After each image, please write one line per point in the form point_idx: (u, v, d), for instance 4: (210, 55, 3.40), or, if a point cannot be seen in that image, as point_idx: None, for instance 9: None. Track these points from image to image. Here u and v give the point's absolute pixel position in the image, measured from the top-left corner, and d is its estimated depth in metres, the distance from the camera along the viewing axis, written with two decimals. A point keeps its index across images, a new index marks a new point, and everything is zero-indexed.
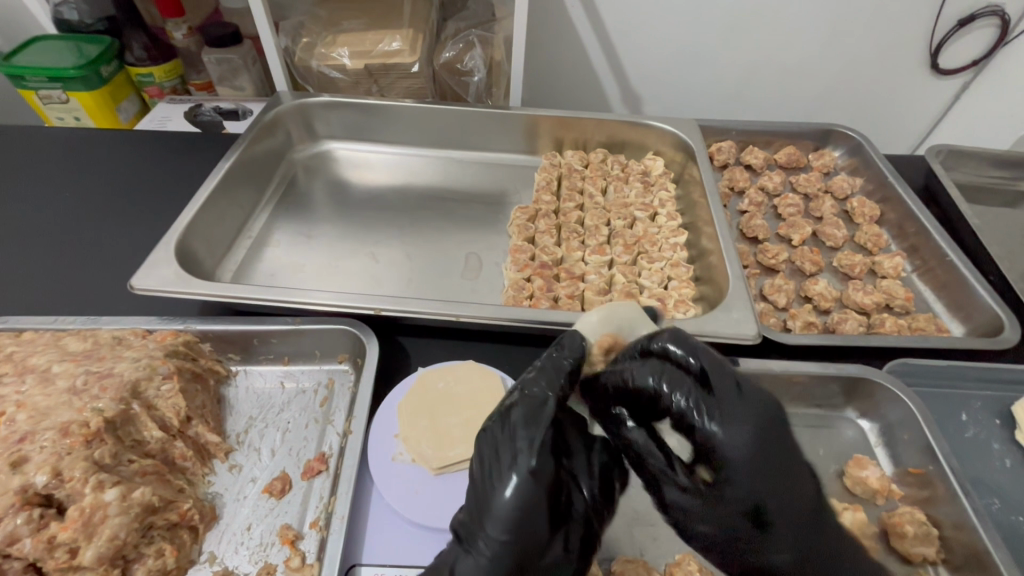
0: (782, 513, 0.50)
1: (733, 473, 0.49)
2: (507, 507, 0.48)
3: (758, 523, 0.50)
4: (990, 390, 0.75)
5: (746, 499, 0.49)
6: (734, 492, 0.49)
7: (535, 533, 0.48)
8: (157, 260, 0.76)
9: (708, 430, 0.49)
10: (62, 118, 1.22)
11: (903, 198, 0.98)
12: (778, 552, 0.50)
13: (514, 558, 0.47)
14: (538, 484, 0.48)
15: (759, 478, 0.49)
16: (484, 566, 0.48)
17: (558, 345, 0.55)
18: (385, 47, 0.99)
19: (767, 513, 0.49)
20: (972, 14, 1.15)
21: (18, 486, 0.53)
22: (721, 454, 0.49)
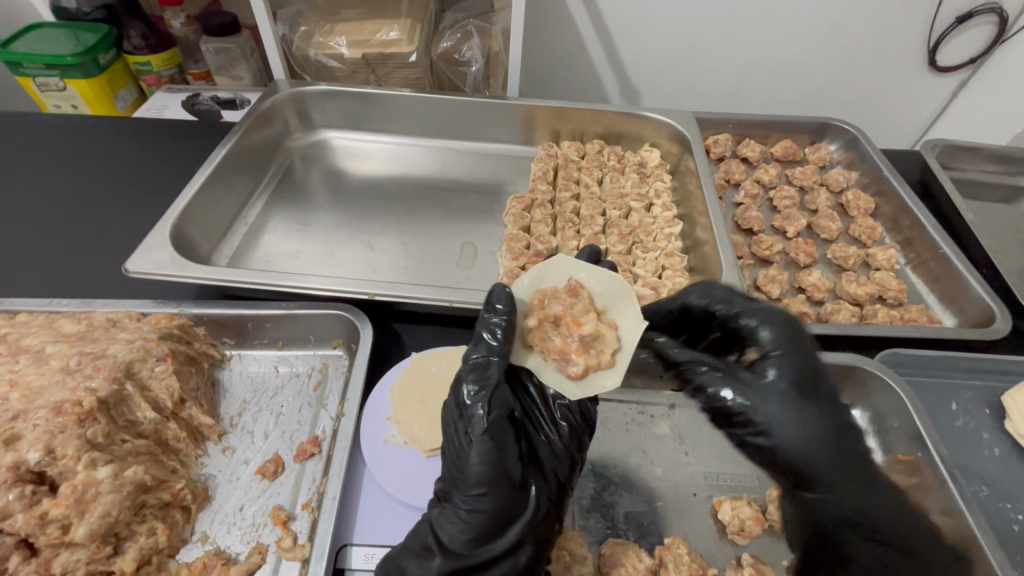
0: (818, 387, 0.55)
1: (776, 359, 0.55)
2: (472, 467, 0.49)
3: (813, 400, 0.54)
4: (980, 379, 0.76)
5: (795, 367, 0.54)
6: (784, 369, 0.55)
7: (503, 486, 0.49)
8: (152, 244, 0.76)
9: (760, 330, 0.57)
10: (59, 105, 1.22)
11: (898, 191, 0.99)
12: (816, 428, 0.53)
13: (488, 513, 0.48)
14: (500, 442, 0.50)
15: (809, 358, 0.55)
16: (462, 523, 0.48)
17: (489, 304, 0.54)
18: (383, 36, 0.99)
19: (817, 384, 0.55)
20: (970, 11, 1.14)
21: (10, 463, 0.53)
22: (764, 347, 0.56)
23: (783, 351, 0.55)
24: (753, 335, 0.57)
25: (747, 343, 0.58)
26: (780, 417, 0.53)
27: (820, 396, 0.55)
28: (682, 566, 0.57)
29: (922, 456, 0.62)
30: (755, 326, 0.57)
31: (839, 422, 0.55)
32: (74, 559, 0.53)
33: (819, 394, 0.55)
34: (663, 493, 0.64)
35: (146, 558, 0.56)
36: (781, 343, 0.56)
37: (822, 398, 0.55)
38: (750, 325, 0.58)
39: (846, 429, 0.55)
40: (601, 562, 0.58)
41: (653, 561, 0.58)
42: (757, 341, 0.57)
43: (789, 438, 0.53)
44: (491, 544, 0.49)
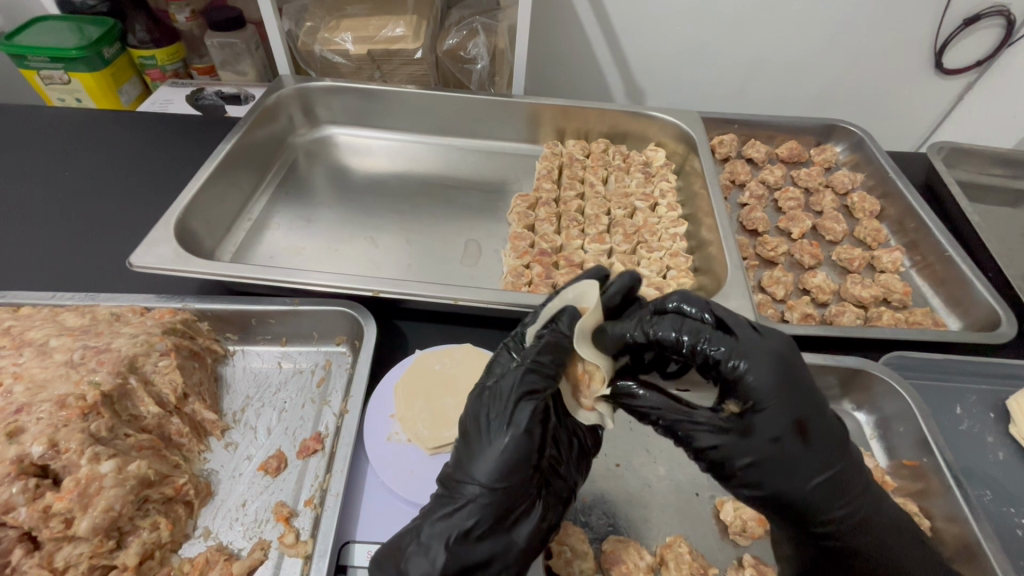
0: (816, 428, 0.50)
1: (759, 404, 0.49)
2: (498, 456, 0.49)
3: (810, 443, 0.49)
4: (984, 383, 0.75)
5: (780, 415, 0.48)
6: (765, 418, 0.49)
7: (522, 484, 0.49)
8: (156, 239, 0.76)
9: (740, 372, 0.49)
10: (63, 98, 1.21)
11: (903, 194, 0.98)
12: (809, 472, 0.50)
13: (500, 506, 0.48)
14: (533, 441, 0.50)
15: (802, 399, 0.49)
16: (471, 515, 0.48)
17: (558, 316, 0.57)
18: (388, 32, 0.99)
19: (812, 426, 0.49)
20: (977, 14, 1.14)
21: (14, 455, 0.53)
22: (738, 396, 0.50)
23: (763, 398, 0.48)
24: (728, 378, 0.49)
25: (726, 384, 0.50)
26: (768, 464, 0.50)
27: (819, 438, 0.50)
28: (684, 565, 0.57)
29: (928, 460, 0.62)
30: (735, 366, 0.49)
31: (839, 461, 0.50)
32: (77, 553, 0.53)
33: (817, 436, 0.50)
34: (665, 492, 0.64)
35: (149, 552, 0.56)
36: (767, 386, 0.48)
37: (819, 438, 0.50)
38: (730, 362, 0.49)
39: (847, 468, 0.51)
40: (603, 560, 0.58)
41: (654, 560, 0.58)
42: (736, 384, 0.49)
43: (782, 484, 0.50)
44: (492, 542, 0.48)
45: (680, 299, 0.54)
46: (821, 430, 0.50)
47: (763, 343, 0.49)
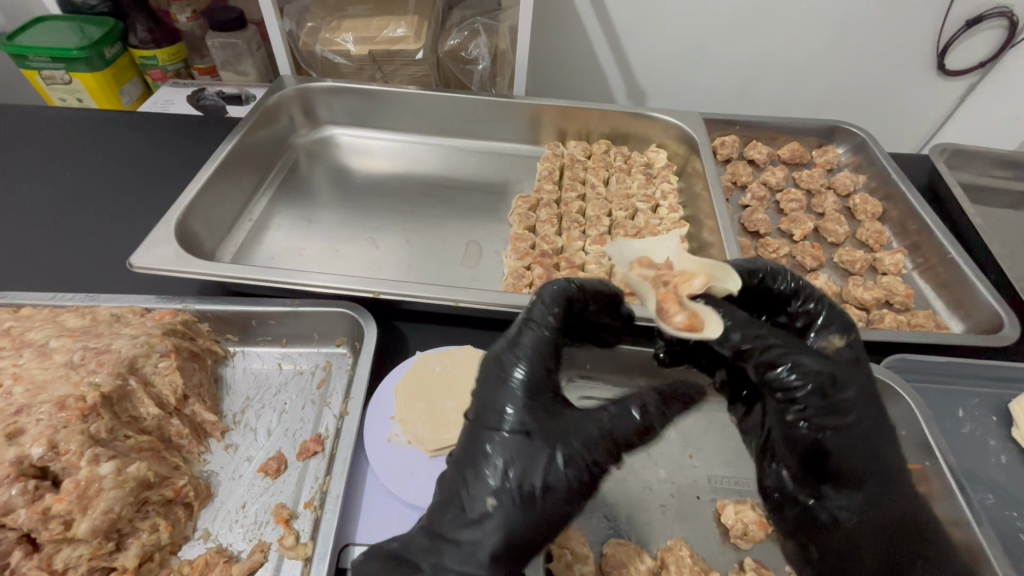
0: (875, 402, 0.54)
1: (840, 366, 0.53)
2: (488, 451, 0.51)
3: (868, 416, 0.54)
4: (986, 387, 0.75)
5: (854, 377, 0.53)
6: (846, 378, 0.53)
7: (509, 481, 0.49)
8: (157, 239, 0.76)
9: (832, 337, 0.56)
10: (65, 98, 1.21)
11: (906, 195, 0.98)
12: (869, 436, 0.54)
13: (489, 502, 0.49)
14: (519, 436, 0.50)
15: (867, 376, 0.54)
16: (463, 506, 0.49)
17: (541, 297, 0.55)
18: (390, 33, 0.99)
19: (872, 400, 0.54)
20: (980, 15, 1.13)
21: (13, 457, 0.53)
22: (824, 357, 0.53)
23: (848, 359, 0.54)
24: (805, 338, 0.58)
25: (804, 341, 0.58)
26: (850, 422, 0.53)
27: (875, 411, 0.54)
28: (685, 568, 0.57)
29: (930, 464, 0.62)
30: (821, 330, 0.56)
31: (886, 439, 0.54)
32: (76, 555, 0.53)
33: (876, 409, 0.54)
34: (666, 495, 0.64)
35: (148, 554, 0.56)
36: (849, 352, 0.55)
37: (874, 412, 0.54)
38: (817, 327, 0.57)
39: (888, 444, 0.54)
40: (604, 562, 0.58)
41: (655, 563, 0.58)
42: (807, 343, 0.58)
43: (841, 440, 0.53)
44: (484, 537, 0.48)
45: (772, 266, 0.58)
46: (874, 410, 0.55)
47: (848, 318, 0.57)
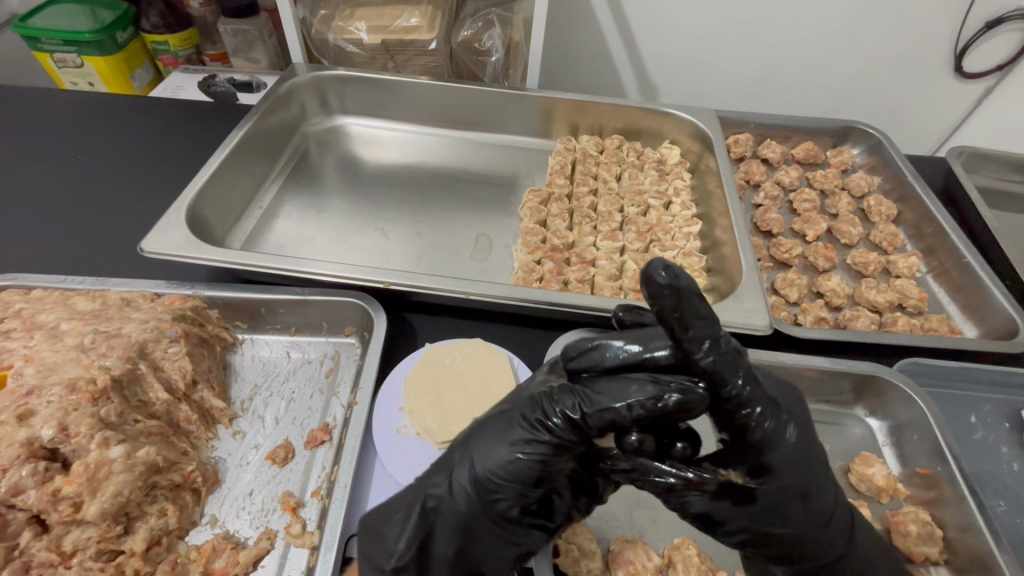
0: (809, 511, 0.50)
1: (772, 515, 0.50)
2: (497, 405, 0.55)
3: (780, 496, 0.49)
4: (1000, 393, 0.74)
5: (789, 515, 0.50)
6: (773, 495, 0.49)
7: (490, 425, 0.52)
8: (168, 224, 0.76)
9: (730, 532, 0.52)
10: (76, 82, 1.21)
11: (921, 198, 0.97)
12: (778, 521, 0.50)
13: (466, 441, 0.52)
14: (520, 396, 0.54)
15: (814, 475, 0.50)
16: (450, 447, 0.54)
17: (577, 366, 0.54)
18: (403, 22, 0.98)
19: (797, 515, 0.50)
20: (1000, 17, 1.11)
21: (24, 438, 0.53)
22: (784, 445, 0.48)
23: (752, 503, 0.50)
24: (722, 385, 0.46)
25: (746, 447, 0.49)
26: (776, 512, 0.50)
27: (812, 491, 0.50)
28: (692, 567, 0.56)
29: (942, 469, 0.61)
30: (684, 505, 0.50)
31: (823, 534, 0.51)
32: (85, 537, 0.53)
33: (807, 504, 0.50)
34: None
35: (156, 539, 0.56)
36: (750, 494, 0.49)
37: (770, 512, 0.50)
38: (678, 498, 0.49)
39: (819, 512, 0.51)
40: (610, 559, 0.57)
41: (662, 561, 0.58)
42: (763, 446, 0.48)
43: (771, 531, 0.51)
44: (449, 471, 0.51)
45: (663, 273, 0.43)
46: (795, 488, 0.49)
47: (812, 459, 0.50)
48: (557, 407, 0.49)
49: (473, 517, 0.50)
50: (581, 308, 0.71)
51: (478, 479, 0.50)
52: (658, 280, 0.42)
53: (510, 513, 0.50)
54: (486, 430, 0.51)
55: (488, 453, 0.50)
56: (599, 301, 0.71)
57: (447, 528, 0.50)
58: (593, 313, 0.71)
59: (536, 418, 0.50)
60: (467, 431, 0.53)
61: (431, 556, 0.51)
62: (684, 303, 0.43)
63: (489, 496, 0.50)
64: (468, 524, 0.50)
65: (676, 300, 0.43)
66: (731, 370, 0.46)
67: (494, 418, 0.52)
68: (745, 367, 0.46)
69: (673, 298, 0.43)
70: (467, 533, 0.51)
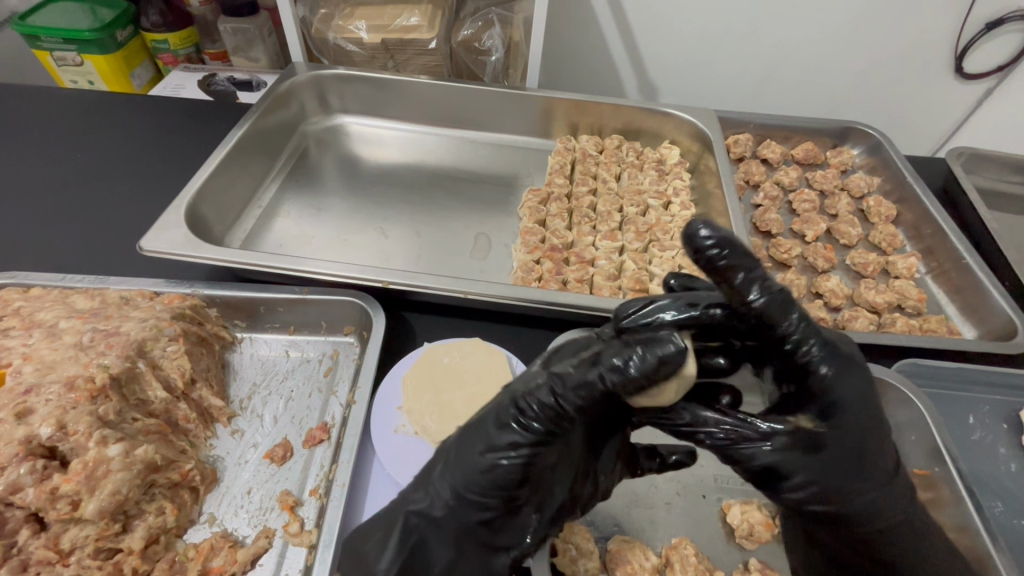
0: (863, 458, 0.50)
1: (844, 472, 0.50)
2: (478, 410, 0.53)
3: (853, 451, 0.50)
4: (998, 394, 0.74)
5: (860, 473, 0.50)
6: (836, 439, 0.49)
7: (471, 434, 0.50)
8: (167, 223, 0.76)
9: (797, 487, 0.50)
10: (76, 80, 1.21)
11: (921, 198, 0.97)
12: (851, 477, 0.50)
13: (449, 453, 0.51)
14: (500, 396, 0.52)
15: (874, 427, 0.50)
16: (432, 462, 0.53)
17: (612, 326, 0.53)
18: (403, 22, 0.98)
19: (857, 463, 0.50)
20: (1000, 18, 1.12)
21: (23, 437, 0.53)
22: (843, 388, 0.49)
23: (819, 451, 0.49)
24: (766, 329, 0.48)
25: (807, 391, 0.50)
26: (849, 469, 0.50)
27: (876, 450, 0.51)
28: (689, 567, 0.56)
29: (939, 470, 0.61)
30: (749, 457, 0.50)
31: (882, 486, 0.51)
32: (83, 535, 0.53)
33: (873, 464, 0.51)
34: (671, 493, 0.64)
35: (154, 537, 0.57)
36: (816, 440, 0.49)
37: (842, 465, 0.50)
38: (739, 450, 0.50)
39: (883, 474, 0.51)
40: (608, 559, 0.57)
41: (659, 561, 0.58)
42: (827, 385, 0.49)
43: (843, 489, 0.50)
44: (432, 489, 0.51)
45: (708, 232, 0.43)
46: (860, 437, 0.50)
47: (868, 408, 0.51)
48: (533, 404, 0.48)
49: (459, 528, 0.50)
50: (579, 307, 0.71)
51: (461, 492, 0.49)
52: (704, 240, 0.43)
53: (496, 517, 0.50)
54: (467, 439, 0.50)
55: (468, 461, 0.49)
56: (598, 301, 0.71)
57: (434, 537, 0.50)
58: (591, 313, 0.71)
59: (512, 420, 0.49)
60: (448, 440, 0.53)
61: (421, 568, 0.50)
62: (730, 255, 0.44)
63: (476, 507, 0.49)
64: (454, 533, 0.50)
65: (726, 253, 0.43)
66: (783, 314, 0.47)
67: (472, 422, 0.51)
68: (798, 307, 0.48)
69: (720, 252, 0.43)
70: (456, 543, 0.50)
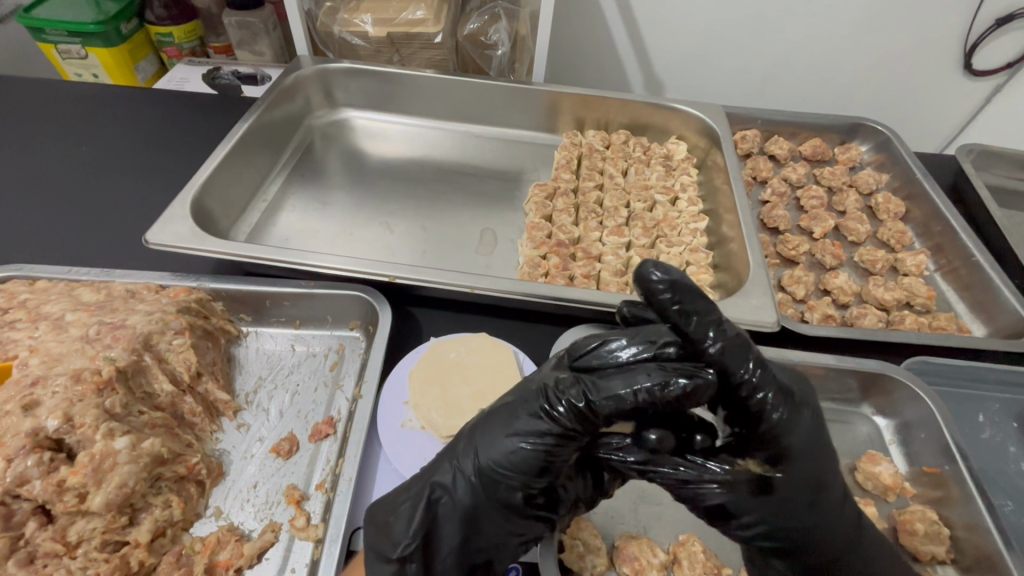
0: (809, 494, 0.50)
1: (788, 506, 0.49)
2: (507, 393, 0.54)
3: (796, 487, 0.49)
4: (1008, 393, 0.73)
5: (806, 508, 0.50)
6: (783, 478, 0.49)
7: (496, 415, 0.51)
8: (172, 216, 0.75)
9: (745, 526, 0.50)
10: (80, 74, 1.21)
11: (930, 195, 0.96)
12: (794, 511, 0.50)
13: (473, 430, 0.52)
14: (528, 382, 0.53)
15: (822, 463, 0.50)
16: (457, 437, 0.53)
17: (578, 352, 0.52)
18: (408, 15, 0.97)
19: (810, 499, 0.50)
20: (1011, 13, 1.10)
21: (29, 429, 0.53)
22: (796, 431, 0.49)
23: (771, 493, 0.49)
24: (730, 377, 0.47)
25: (759, 435, 0.49)
26: (789, 504, 0.50)
27: (823, 484, 0.50)
28: (697, 564, 0.56)
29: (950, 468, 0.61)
30: (701, 494, 0.49)
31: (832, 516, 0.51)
32: (90, 528, 0.53)
33: (819, 497, 0.50)
34: None
35: (161, 530, 0.56)
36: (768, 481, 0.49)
37: (787, 501, 0.49)
38: (694, 489, 0.49)
39: (834, 511, 0.51)
40: (615, 555, 0.57)
41: (667, 557, 0.57)
42: (779, 431, 0.48)
43: (786, 524, 0.50)
44: (455, 463, 0.51)
45: (655, 270, 0.48)
46: (806, 476, 0.49)
47: (816, 445, 0.50)
48: (565, 399, 0.48)
49: (475, 505, 0.50)
50: (585, 302, 0.70)
51: (482, 471, 0.50)
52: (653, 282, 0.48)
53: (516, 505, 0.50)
54: (494, 417, 0.51)
55: (494, 446, 0.50)
56: (604, 296, 0.71)
57: (453, 518, 0.51)
58: (597, 308, 0.71)
59: (541, 410, 0.49)
60: (473, 421, 0.53)
61: (438, 547, 0.50)
62: (683, 296, 0.47)
63: (494, 485, 0.50)
64: (473, 515, 0.51)
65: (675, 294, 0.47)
66: (738, 360, 0.47)
67: (497, 410, 0.52)
68: (754, 354, 0.48)
69: (671, 293, 0.47)
70: (472, 521, 0.51)
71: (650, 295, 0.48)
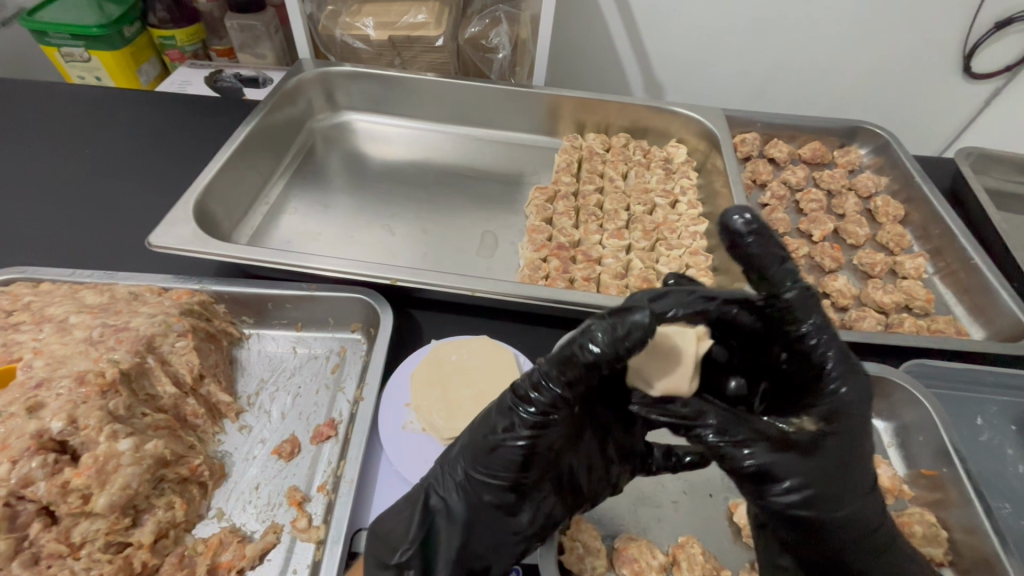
0: (847, 469, 0.49)
1: (825, 479, 0.48)
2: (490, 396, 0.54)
3: (833, 461, 0.49)
4: (1006, 396, 0.74)
5: (840, 482, 0.49)
6: (829, 446, 0.49)
7: (481, 419, 0.52)
8: (175, 219, 0.76)
9: (788, 491, 0.48)
10: (83, 77, 1.21)
11: (929, 198, 0.97)
12: (830, 482, 0.48)
13: (463, 436, 0.53)
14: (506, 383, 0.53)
15: (856, 441, 0.50)
16: (451, 444, 0.54)
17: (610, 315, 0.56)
18: (410, 19, 0.98)
19: (846, 474, 0.49)
20: (1009, 18, 1.11)
21: (34, 430, 0.53)
22: (838, 400, 0.50)
23: (811, 456, 0.48)
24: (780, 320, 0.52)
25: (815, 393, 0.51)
26: (827, 477, 0.48)
27: (854, 463, 0.50)
28: (696, 566, 0.56)
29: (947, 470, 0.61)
30: (742, 455, 0.48)
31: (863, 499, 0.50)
32: (93, 529, 0.53)
33: (852, 475, 0.49)
34: (678, 492, 0.64)
35: (164, 531, 0.57)
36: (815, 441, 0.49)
37: (829, 471, 0.48)
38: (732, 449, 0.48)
39: (864, 490, 0.50)
40: (614, 557, 0.57)
41: (666, 559, 0.58)
42: (833, 397, 0.50)
43: (822, 494, 0.48)
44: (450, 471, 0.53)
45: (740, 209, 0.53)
46: (846, 450, 0.49)
47: (856, 423, 0.50)
48: (533, 392, 0.48)
49: (472, 511, 0.51)
50: (585, 305, 0.71)
51: (475, 476, 0.51)
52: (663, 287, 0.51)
53: (509, 504, 0.51)
54: (480, 422, 0.52)
55: (477, 445, 0.51)
56: (604, 299, 0.71)
57: (451, 523, 0.51)
58: (597, 311, 0.71)
59: (513, 408, 0.49)
60: (465, 429, 0.54)
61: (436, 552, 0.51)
62: (765, 237, 0.52)
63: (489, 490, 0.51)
64: (468, 521, 0.51)
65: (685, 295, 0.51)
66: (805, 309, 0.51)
67: (482, 415, 0.52)
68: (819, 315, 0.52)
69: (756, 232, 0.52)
70: (469, 527, 0.51)
71: (731, 233, 0.53)
